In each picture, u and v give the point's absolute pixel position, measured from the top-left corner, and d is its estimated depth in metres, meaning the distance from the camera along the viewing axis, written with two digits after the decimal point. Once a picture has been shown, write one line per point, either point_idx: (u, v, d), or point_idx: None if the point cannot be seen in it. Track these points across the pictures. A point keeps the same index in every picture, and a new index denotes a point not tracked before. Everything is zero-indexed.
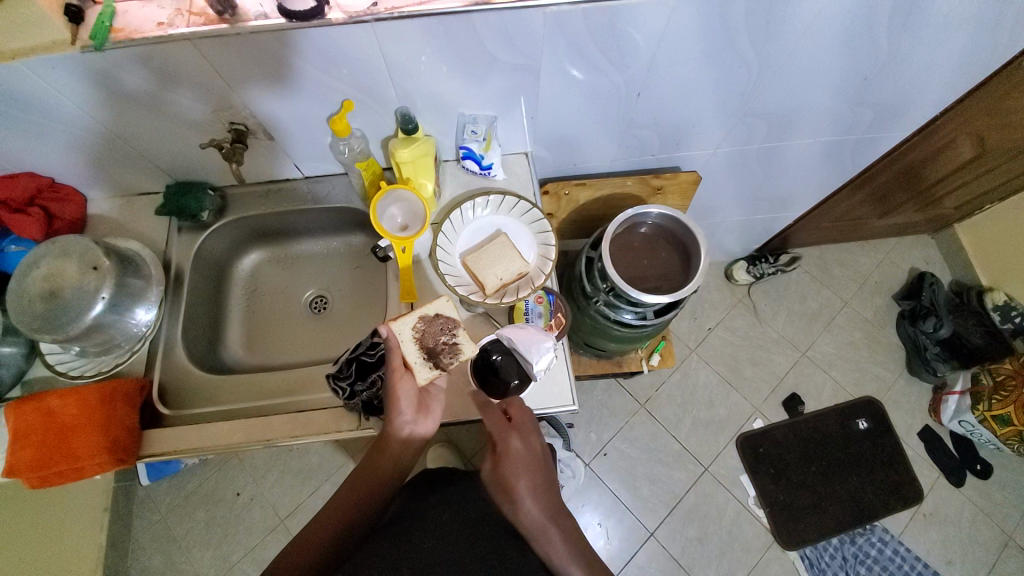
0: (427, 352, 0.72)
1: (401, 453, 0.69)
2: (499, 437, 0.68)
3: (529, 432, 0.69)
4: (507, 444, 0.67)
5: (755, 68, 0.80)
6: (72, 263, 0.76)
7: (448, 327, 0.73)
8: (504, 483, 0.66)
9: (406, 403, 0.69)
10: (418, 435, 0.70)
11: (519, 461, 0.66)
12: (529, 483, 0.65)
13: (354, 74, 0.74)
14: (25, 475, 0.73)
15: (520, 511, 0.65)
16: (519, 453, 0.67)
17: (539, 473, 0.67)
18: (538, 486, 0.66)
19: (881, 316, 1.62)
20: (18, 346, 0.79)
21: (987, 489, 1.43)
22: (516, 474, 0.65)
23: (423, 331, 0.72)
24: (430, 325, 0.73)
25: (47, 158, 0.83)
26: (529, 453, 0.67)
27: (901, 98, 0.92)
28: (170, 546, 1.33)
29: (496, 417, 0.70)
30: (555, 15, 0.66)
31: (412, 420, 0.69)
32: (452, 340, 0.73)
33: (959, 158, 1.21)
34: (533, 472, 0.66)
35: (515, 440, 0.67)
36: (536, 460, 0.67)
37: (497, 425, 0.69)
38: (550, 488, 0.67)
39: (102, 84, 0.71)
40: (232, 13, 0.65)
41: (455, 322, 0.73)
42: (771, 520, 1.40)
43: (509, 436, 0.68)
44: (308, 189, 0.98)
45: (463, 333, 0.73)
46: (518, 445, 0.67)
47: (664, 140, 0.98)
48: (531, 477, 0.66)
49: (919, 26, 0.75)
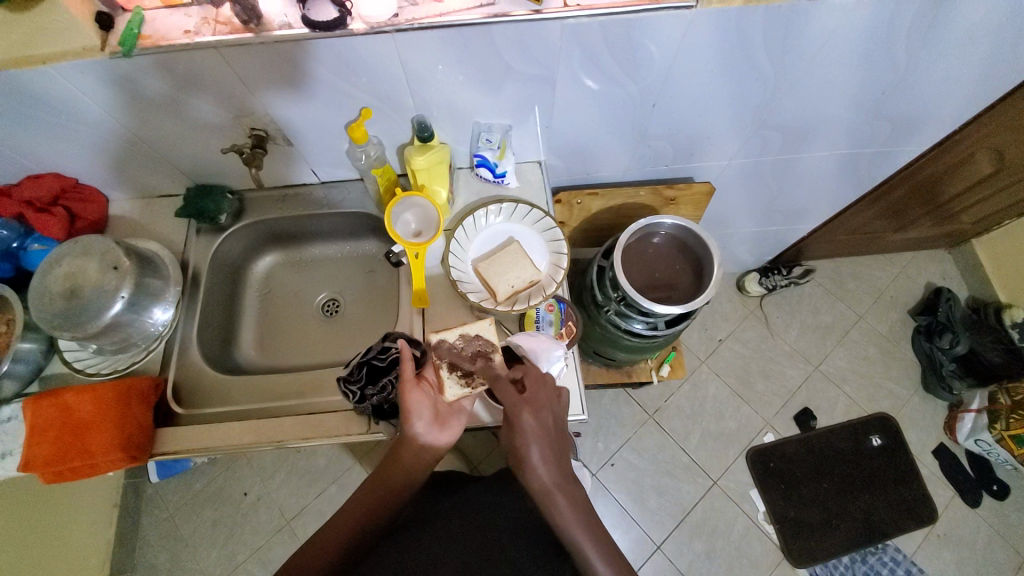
0: (459, 369, 0.71)
1: (413, 464, 0.68)
2: (511, 410, 0.66)
3: (541, 406, 0.68)
4: (519, 417, 0.66)
5: (771, 80, 0.80)
6: (93, 262, 0.78)
7: (485, 350, 0.73)
8: (515, 451, 0.65)
9: (423, 417, 0.67)
10: (431, 449, 0.68)
11: (532, 435, 0.65)
12: (540, 453, 0.65)
13: (373, 82, 0.75)
14: (42, 469, 0.74)
15: (529, 477, 0.64)
16: (531, 427, 0.65)
17: (552, 445, 0.66)
18: (550, 457, 0.65)
19: (896, 331, 1.59)
20: (38, 342, 0.81)
21: (1004, 511, 1.40)
22: (529, 446, 0.64)
23: (461, 349, 0.72)
24: (467, 343, 0.73)
25: (72, 159, 0.86)
26: (543, 428, 0.66)
27: (918, 112, 0.91)
28: (176, 544, 1.34)
29: (509, 391, 0.68)
30: (572, 27, 0.67)
31: (427, 434, 0.67)
32: (486, 363, 0.72)
33: (978, 173, 1.19)
34: (546, 444, 0.65)
35: (527, 417, 0.66)
36: (548, 433, 0.66)
37: (509, 398, 0.67)
38: (562, 458, 0.66)
39: (128, 89, 0.73)
40: (257, 23, 0.67)
41: (492, 347, 0.73)
42: (780, 536, 1.38)
43: (522, 410, 0.66)
44: (324, 194, 1.00)
45: (500, 359, 0.72)
46: (531, 421, 0.66)
47: (678, 151, 0.98)
48: (542, 448, 0.65)
49: (939, 40, 0.74)
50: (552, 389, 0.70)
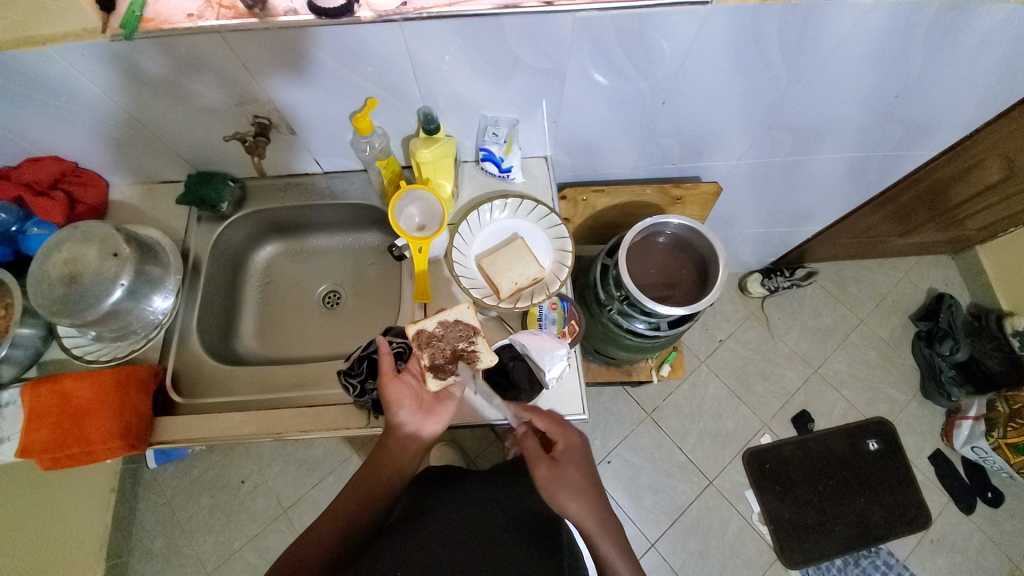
0: (441, 357, 0.71)
1: (401, 453, 0.70)
2: (555, 429, 0.71)
3: (579, 432, 0.73)
4: (562, 436, 0.71)
5: (783, 81, 0.79)
6: (93, 249, 0.77)
7: (466, 334, 0.72)
8: (559, 475, 0.67)
9: (405, 406, 0.70)
10: (418, 438, 0.71)
11: (573, 454, 0.70)
12: (585, 478, 0.68)
13: (379, 72, 0.74)
14: (39, 455, 0.74)
15: (571, 506, 0.66)
16: (573, 447, 0.70)
17: (591, 470, 0.71)
18: (589, 481, 0.69)
19: (896, 335, 1.59)
20: (37, 328, 0.80)
21: (997, 517, 1.41)
22: (572, 467, 0.68)
23: (441, 336, 0.72)
24: (447, 330, 0.72)
25: (73, 143, 0.84)
26: (582, 448, 0.71)
27: (931, 117, 0.90)
28: (173, 530, 1.35)
29: (550, 416, 0.72)
30: (584, 20, 0.66)
31: (412, 422, 0.70)
32: (469, 348, 0.72)
33: (986, 180, 1.18)
34: (586, 470, 0.70)
35: (572, 436, 0.71)
36: (586, 456, 0.71)
37: (552, 417, 0.72)
38: (597, 483, 0.71)
39: (129, 72, 0.72)
40: (262, 8, 0.65)
41: (473, 331, 0.72)
42: (775, 537, 1.38)
43: (565, 433, 0.71)
44: (327, 184, 0.99)
45: (482, 342, 0.71)
46: (573, 439, 0.71)
47: (686, 150, 0.97)
48: (584, 472, 0.69)
49: (956, 44, 0.73)
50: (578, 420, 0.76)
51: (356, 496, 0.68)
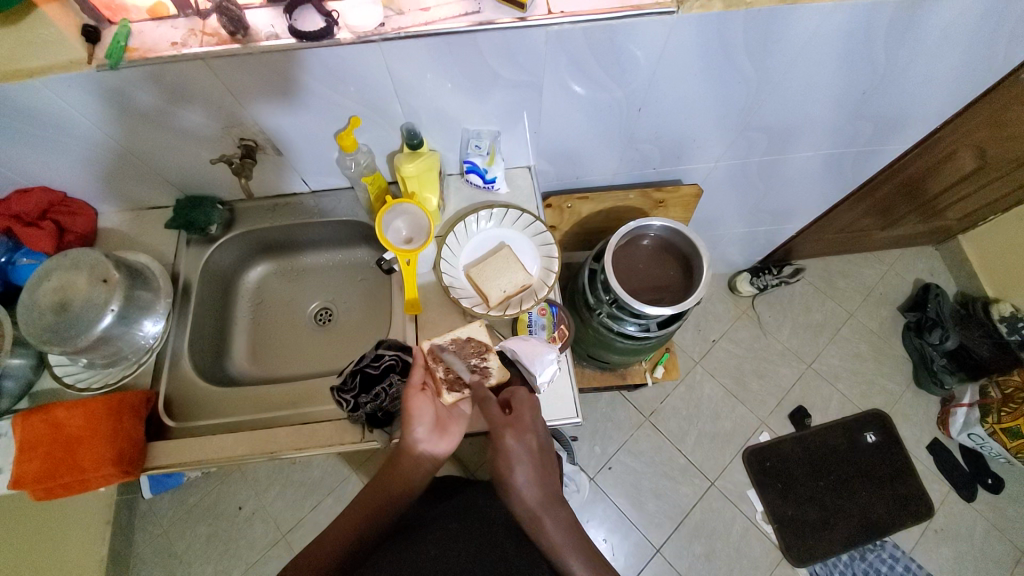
0: (455, 372, 0.73)
1: (413, 471, 0.68)
2: (494, 433, 0.66)
3: (526, 430, 0.67)
4: (502, 440, 0.65)
5: (754, 83, 0.81)
6: (83, 276, 0.77)
7: (479, 352, 0.76)
8: (498, 475, 0.65)
9: (424, 423, 0.68)
10: (429, 457, 0.69)
11: (515, 458, 0.64)
12: (524, 476, 0.64)
13: (361, 91, 0.76)
14: (32, 486, 0.73)
15: (513, 500, 0.64)
16: (516, 450, 0.65)
17: (536, 467, 0.65)
18: (534, 477, 0.65)
19: (886, 327, 1.61)
20: (27, 357, 0.80)
21: (999, 504, 1.41)
22: (513, 468, 0.64)
23: (455, 352, 0.75)
24: (462, 346, 0.75)
25: (62, 173, 0.85)
26: (527, 450, 0.65)
27: (899, 112, 0.93)
28: (171, 561, 1.32)
29: (495, 412, 0.68)
30: (557, 33, 0.68)
31: (427, 440, 0.68)
32: (482, 364, 0.75)
33: (961, 170, 1.21)
34: (530, 467, 0.65)
35: (509, 439, 0.65)
36: (532, 454, 0.65)
37: (493, 419, 0.67)
38: (546, 477, 0.66)
39: (116, 102, 0.73)
40: (244, 34, 0.67)
41: (486, 348, 0.76)
42: (779, 536, 1.38)
43: (506, 432, 0.66)
44: (315, 203, 1.00)
45: (494, 358, 0.75)
46: (514, 443, 0.65)
47: (666, 154, 0.99)
48: (526, 470, 0.65)
49: (915, 41, 0.76)
50: (538, 411, 0.70)
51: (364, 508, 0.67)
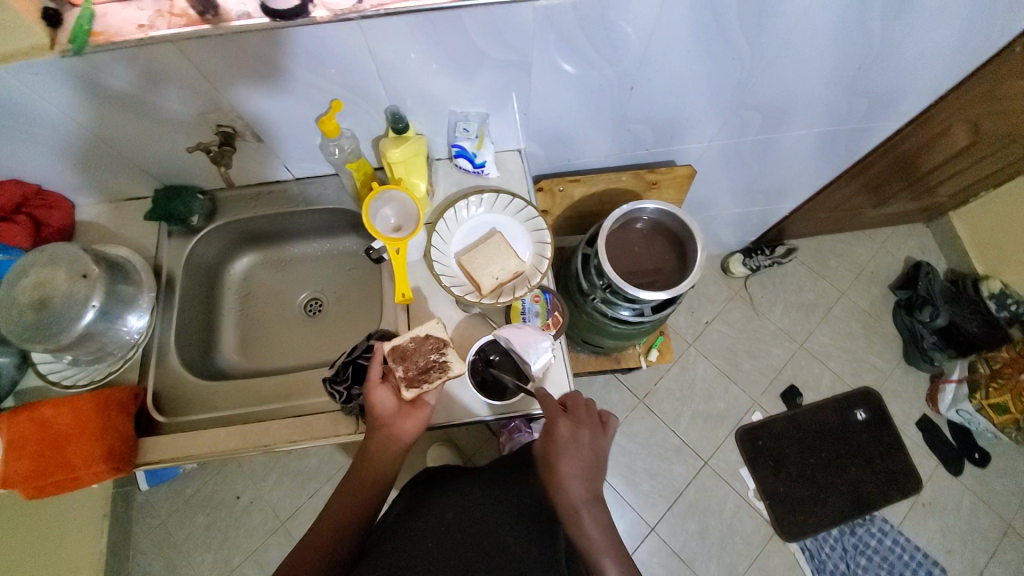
0: (414, 370, 0.70)
1: (383, 459, 0.67)
2: (548, 421, 0.68)
3: (579, 422, 0.68)
4: (555, 428, 0.67)
5: (747, 60, 0.79)
6: (61, 271, 0.75)
7: (438, 347, 0.71)
8: (548, 462, 0.66)
9: (382, 419, 0.68)
10: (395, 448, 0.68)
11: (566, 447, 0.66)
12: (571, 468, 0.65)
13: (342, 73, 0.73)
14: (21, 485, 0.72)
15: (558, 493, 0.65)
16: (566, 439, 0.66)
17: (582, 461, 0.66)
18: (581, 472, 0.65)
19: (877, 305, 1.62)
20: (9, 356, 0.78)
21: (984, 476, 1.44)
22: (562, 458, 0.65)
23: (413, 349, 0.71)
24: (420, 342, 0.71)
25: (34, 165, 0.82)
26: (576, 442, 0.67)
27: (895, 88, 0.92)
28: (171, 552, 1.33)
29: (550, 400, 0.70)
30: (544, 9, 0.65)
31: (390, 432, 0.68)
32: (440, 359, 0.71)
33: (954, 146, 1.20)
34: (576, 460, 0.66)
35: (563, 426, 0.67)
36: (581, 448, 0.66)
37: (550, 409, 0.69)
38: (593, 476, 0.66)
39: (85, 89, 0.70)
40: (214, 14, 0.64)
41: (444, 343, 0.71)
42: (771, 512, 1.41)
43: (559, 420, 0.68)
44: (300, 190, 0.97)
45: (452, 352, 0.71)
46: (567, 431, 0.67)
47: (658, 135, 0.97)
48: (574, 463, 0.66)
49: (912, 14, 0.74)
50: (592, 410, 0.70)
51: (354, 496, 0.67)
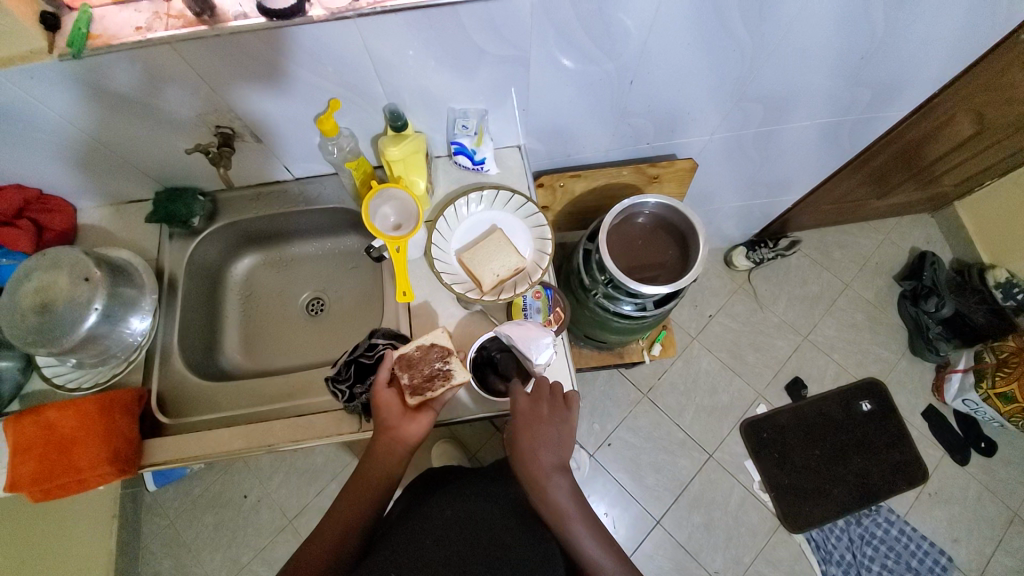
0: (419, 377, 0.71)
1: (387, 463, 0.67)
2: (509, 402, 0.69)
3: (539, 398, 0.69)
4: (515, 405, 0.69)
5: (749, 52, 0.78)
6: (64, 275, 0.75)
7: (443, 356, 0.72)
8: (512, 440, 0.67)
9: (387, 424, 0.68)
10: (396, 455, 0.68)
11: (525, 422, 0.67)
12: (532, 441, 0.66)
13: (339, 72, 0.72)
14: (29, 488, 0.73)
15: (523, 468, 0.66)
16: (526, 414, 0.67)
17: (544, 434, 0.66)
18: (545, 447, 0.65)
19: (882, 296, 1.61)
20: (14, 360, 0.78)
21: (991, 466, 1.44)
22: (523, 435, 0.66)
23: (419, 357, 0.72)
24: (426, 351, 0.72)
25: (34, 169, 0.82)
26: (537, 418, 0.67)
27: (899, 77, 0.90)
28: (180, 550, 1.34)
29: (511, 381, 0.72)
30: (542, 4, 0.65)
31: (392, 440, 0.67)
32: (445, 368, 0.71)
33: (959, 135, 1.19)
34: (537, 432, 0.66)
35: (521, 402, 0.68)
36: (542, 421, 0.67)
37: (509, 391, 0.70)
38: (557, 448, 0.66)
39: (83, 92, 0.70)
40: (211, 15, 0.63)
41: (449, 351, 0.72)
42: (777, 504, 1.41)
43: (518, 398, 0.69)
44: (300, 190, 0.97)
45: (457, 361, 0.71)
46: (525, 406, 0.68)
47: (659, 128, 0.96)
48: (535, 435, 0.66)
49: (917, 1, 0.73)
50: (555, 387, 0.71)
51: (359, 492, 0.67)
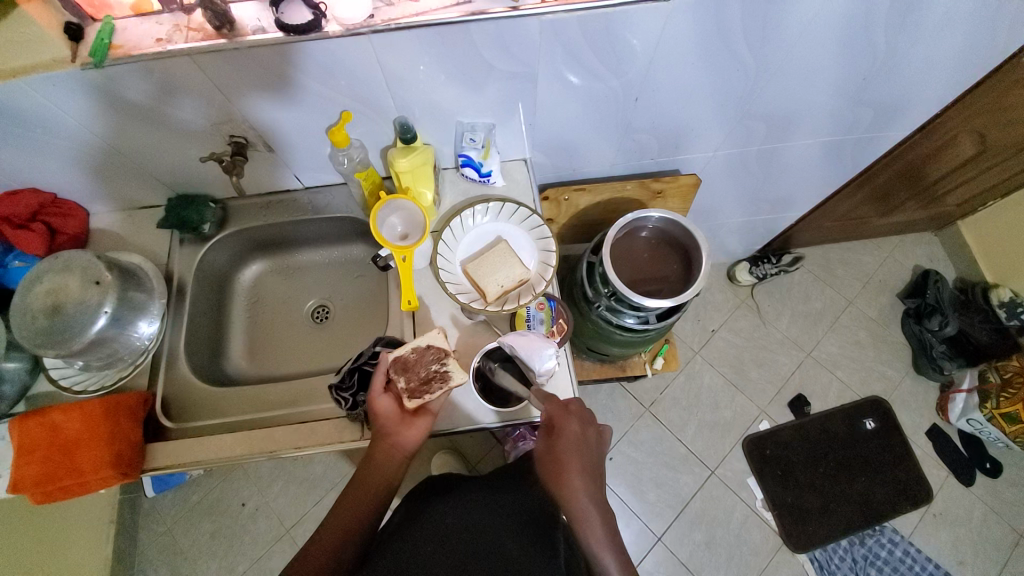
0: (416, 380, 0.70)
1: (385, 468, 0.68)
2: (553, 417, 0.68)
3: (586, 423, 0.69)
4: (564, 426, 0.68)
5: (752, 71, 0.80)
6: (75, 278, 0.76)
7: (438, 357, 0.71)
8: (555, 459, 0.67)
9: (386, 426, 0.69)
10: (399, 456, 0.69)
11: (574, 446, 0.67)
12: (579, 467, 0.66)
13: (351, 85, 0.74)
14: (31, 489, 0.73)
15: (562, 488, 0.66)
16: (575, 438, 0.67)
17: (588, 462, 0.67)
18: (585, 471, 0.66)
19: (885, 314, 1.61)
20: (22, 361, 0.79)
21: (997, 487, 1.42)
22: (567, 456, 0.66)
23: (415, 359, 0.71)
24: (421, 353, 0.71)
25: (50, 174, 0.84)
26: (584, 442, 0.68)
27: (900, 98, 0.92)
28: (176, 558, 1.33)
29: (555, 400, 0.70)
30: (550, 23, 0.67)
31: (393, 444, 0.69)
32: (441, 369, 0.70)
33: (960, 156, 1.20)
34: (583, 459, 0.67)
35: (573, 426, 0.68)
36: (588, 448, 0.68)
37: (553, 405, 0.69)
38: (598, 478, 0.67)
39: (102, 101, 0.72)
40: (230, 28, 0.66)
41: (444, 352, 0.71)
42: (780, 523, 1.39)
43: (568, 420, 0.68)
44: (308, 199, 0.99)
45: (451, 363, 0.70)
46: (576, 429, 0.68)
47: (663, 144, 0.98)
48: (581, 462, 0.67)
49: (917, 25, 0.75)
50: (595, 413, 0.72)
51: (359, 496, 0.67)
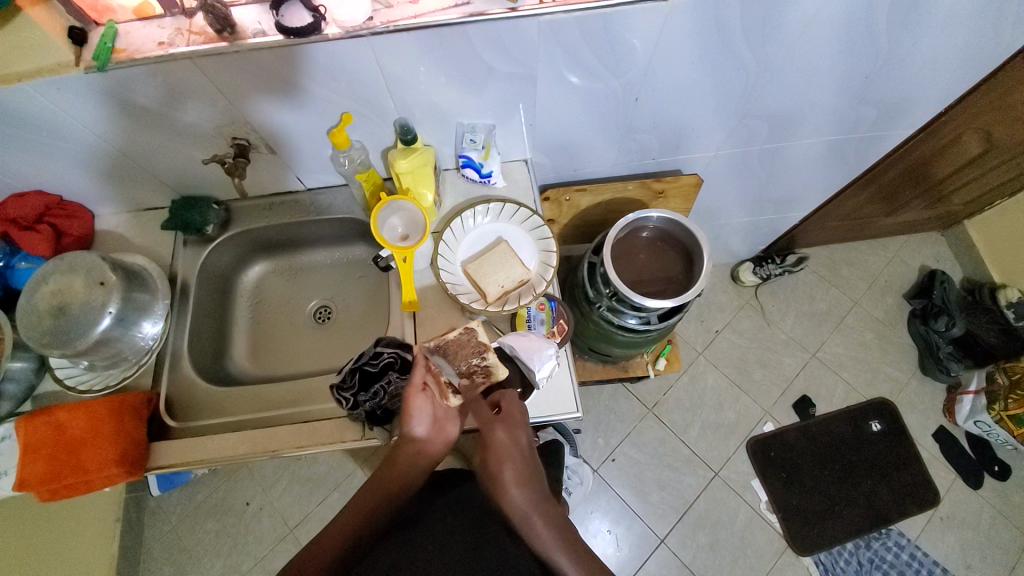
0: (457, 374, 0.75)
1: (411, 470, 0.66)
2: (484, 429, 0.67)
3: (515, 428, 0.69)
4: (492, 434, 0.67)
5: (752, 70, 0.79)
6: (79, 279, 0.77)
7: (478, 351, 0.76)
8: (491, 472, 0.64)
9: (422, 421, 0.67)
10: (428, 452, 0.67)
11: (505, 451, 0.65)
12: (514, 472, 0.63)
13: (352, 87, 0.75)
14: (37, 487, 0.74)
15: (503, 500, 0.62)
16: (505, 443, 0.66)
17: (522, 466, 0.64)
18: (523, 476, 0.63)
19: (891, 314, 1.60)
20: (28, 361, 0.80)
21: (1005, 490, 1.40)
22: (502, 463, 0.64)
23: (456, 351, 0.76)
24: (462, 346, 0.76)
25: (57, 176, 0.85)
26: (516, 448, 0.66)
27: (904, 96, 0.91)
28: (180, 556, 1.34)
29: (482, 410, 0.70)
30: (549, 24, 0.67)
31: (426, 437, 0.67)
32: (482, 363, 0.75)
33: (967, 154, 1.19)
34: (518, 462, 0.64)
35: (500, 431, 0.67)
36: (521, 450, 0.66)
37: (481, 418, 0.69)
38: (537, 479, 0.64)
39: (108, 104, 0.73)
40: (231, 32, 0.66)
41: (485, 346, 0.77)
42: (784, 525, 1.38)
43: (495, 427, 0.68)
44: (312, 200, 0.99)
45: (493, 355, 0.76)
46: (503, 436, 0.66)
47: (664, 144, 0.97)
48: (516, 465, 0.64)
49: (920, 22, 0.74)
50: (526, 415, 0.72)
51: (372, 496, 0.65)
